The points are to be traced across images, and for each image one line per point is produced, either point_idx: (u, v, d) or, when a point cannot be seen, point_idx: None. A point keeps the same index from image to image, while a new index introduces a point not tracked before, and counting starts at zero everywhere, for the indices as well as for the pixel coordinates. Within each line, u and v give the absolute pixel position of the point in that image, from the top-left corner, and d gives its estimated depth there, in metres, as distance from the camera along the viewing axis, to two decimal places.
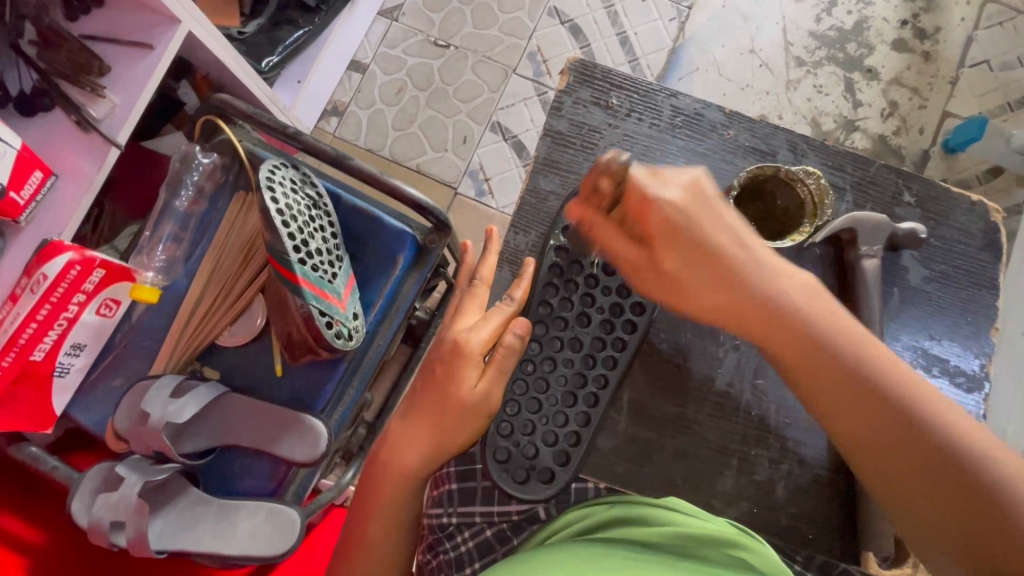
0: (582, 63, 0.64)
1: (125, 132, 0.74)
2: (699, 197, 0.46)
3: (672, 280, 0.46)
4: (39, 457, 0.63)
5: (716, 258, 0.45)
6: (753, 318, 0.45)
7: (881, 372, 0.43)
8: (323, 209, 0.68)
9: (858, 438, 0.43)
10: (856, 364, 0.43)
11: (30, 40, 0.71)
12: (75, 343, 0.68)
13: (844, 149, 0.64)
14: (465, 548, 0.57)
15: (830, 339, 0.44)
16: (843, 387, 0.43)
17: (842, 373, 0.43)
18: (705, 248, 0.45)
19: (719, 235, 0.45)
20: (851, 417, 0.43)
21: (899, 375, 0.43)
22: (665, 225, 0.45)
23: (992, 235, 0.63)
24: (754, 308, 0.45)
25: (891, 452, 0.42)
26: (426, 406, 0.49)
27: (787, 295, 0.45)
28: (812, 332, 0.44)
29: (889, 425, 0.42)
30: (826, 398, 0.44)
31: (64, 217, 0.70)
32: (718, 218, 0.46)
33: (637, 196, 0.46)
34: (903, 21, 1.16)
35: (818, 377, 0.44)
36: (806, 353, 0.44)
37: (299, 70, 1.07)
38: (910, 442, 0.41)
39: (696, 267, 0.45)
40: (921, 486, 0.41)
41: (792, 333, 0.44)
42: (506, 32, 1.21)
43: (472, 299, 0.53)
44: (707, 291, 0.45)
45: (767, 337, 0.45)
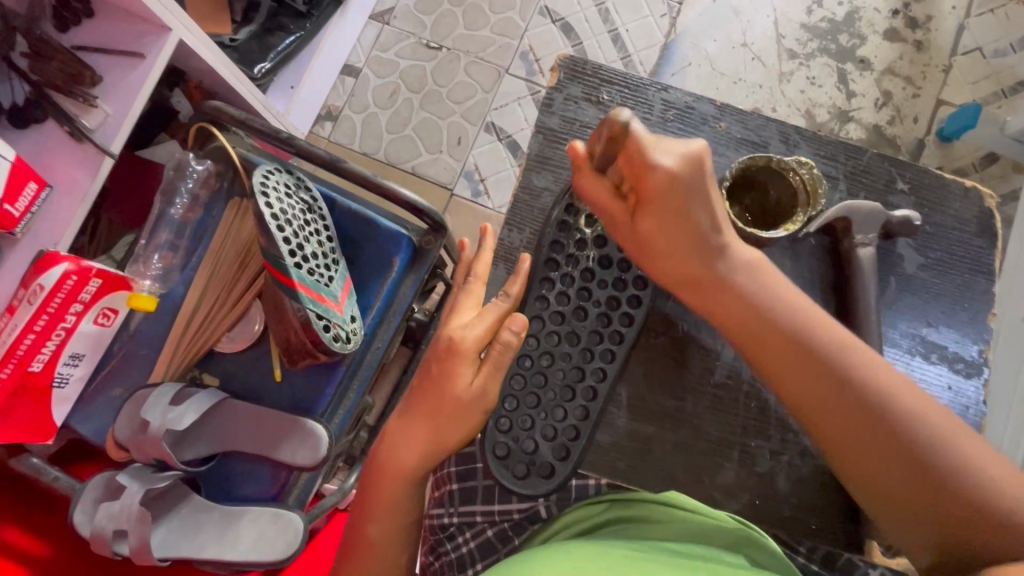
0: (572, 60, 0.64)
1: (120, 141, 0.74)
2: (694, 168, 0.44)
3: (642, 244, 0.49)
4: (40, 468, 0.63)
5: (689, 229, 0.47)
6: (711, 291, 0.48)
7: (830, 344, 0.46)
8: (318, 213, 0.68)
9: (810, 405, 0.45)
10: (802, 331, 0.46)
11: (22, 52, 0.72)
12: (74, 353, 0.68)
13: (836, 139, 0.63)
14: (467, 549, 0.57)
15: (785, 317, 0.47)
16: (800, 357, 0.46)
17: (791, 339, 0.46)
18: (682, 218, 0.46)
19: (699, 212, 0.46)
20: (809, 382, 0.45)
21: (855, 354, 0.45)
22: (655, 189, 0.44)
23: (987, 220, 0.62)
24: (705, 283, 0.48)
25: (841, 421, 0.44)
26: (423, 406, 0.49)
27: (733, 274, 0.48)
28: (762, 304, 0.47)
29: (848, 395, 0.44)
30: (778, 368, 0.46)
31: (60, 228, 0.70)
32: (705, 193, 0.45)
33: (639, 158, 0.42)
34: (894, 10, 1.16)
35: (767, 344, 0.47)
36: (751, 321, 0.47)
37: (292, 75, 1.07)
38: (856, 406, 0.44)
39: (669, 236, 0.47)
40: (873, 448, 0.43)
41: (744, 302, 0.47)
42: (498, 32, 1.21)
43: (467, 298, 0.53)
44: (664, 261, 0.49)
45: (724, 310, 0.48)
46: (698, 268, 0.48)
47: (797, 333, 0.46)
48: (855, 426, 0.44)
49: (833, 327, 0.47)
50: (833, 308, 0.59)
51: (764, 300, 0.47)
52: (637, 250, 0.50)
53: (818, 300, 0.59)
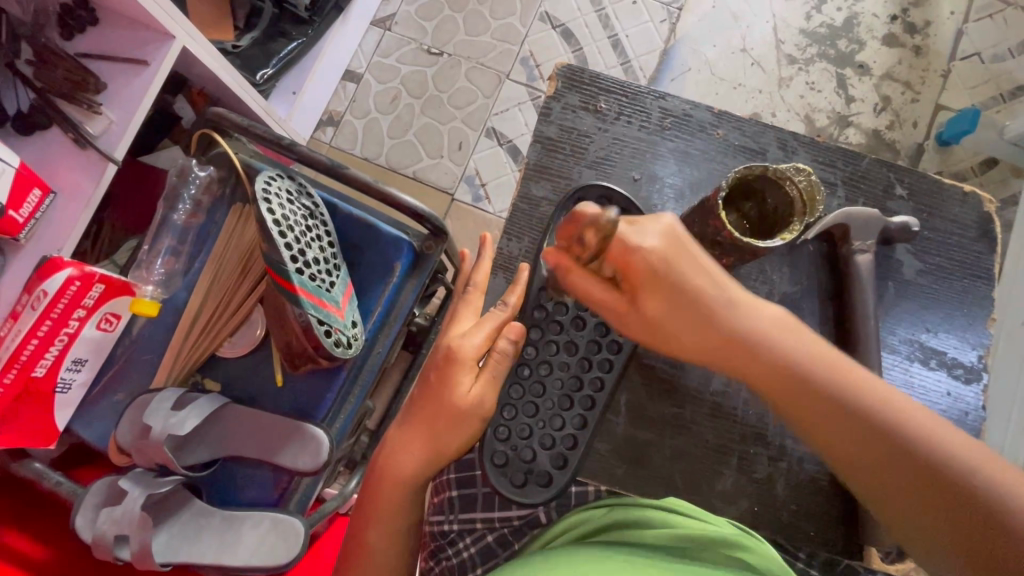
0: (571, 68, 0.64)
1: (123, 147, 0.75)
2: (676, 238, 0.45)
3: (656, 326, 0.47)
4: (43, 473, 0.64)
5: (700, 302, 0.45)
6: (745, 362, 0.45)
7: (875, 413, 0.42)
8: (319, 219, 0.69)
9: (868, 487, 0.42)
10: (838, 398, 0.42)
11: (27, 59, 0.73)
12: (77, 358, 0.69)
13: (834, 145, 0.64)
14: (468, 554, 0.57)
15: (826, 383, 0.43)
16: (850, 433, 0.42)
17: (807, 391, 0.43)
18: (682, 287, 0.45)
19: (696, 276, 0.45)
20: (860, 465, 0.42)
21: (901, 419, 0.41)
22: (645, 271, 0.45)
23: (985, 226, 0.63)
24: (741, 355, 0.45)
25: (873, 486, 0.42)
26: (424, 412, 0.49)
27: (763, 334, 0.45)
28: (775, 354, 0.44)
29: (902, 470, 0.40)
30: (829, 447, 0.43)
31: (63, 233, 0.71)
32: (700, 263, 0.45)
33: (619, 247, 0.45)
34: (893, 16, 1.17)
35: (791, 404, 0.44)
36: (770, 382, 0.44)
37: (294, 81, 1.08)
38: (885, 462, 0.41)
39: (675, 311, 0.46)
40: (933, 520, 0.39)
41: (757, 356, 0.44)
42: (498, 38, 1.21)
43: (467, 305, 0.53)
44: (675, 336, 0.46)
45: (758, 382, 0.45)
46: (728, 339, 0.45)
47: (817, 381, 0.43)
48: (895, 484, 0.41)
49: (853, 369, 0.43)
50: (832, 314, 0.59)
51: (778, 350, 0.44)
52: (655, 336, 0.48)
53: (818, 306, 0.60)
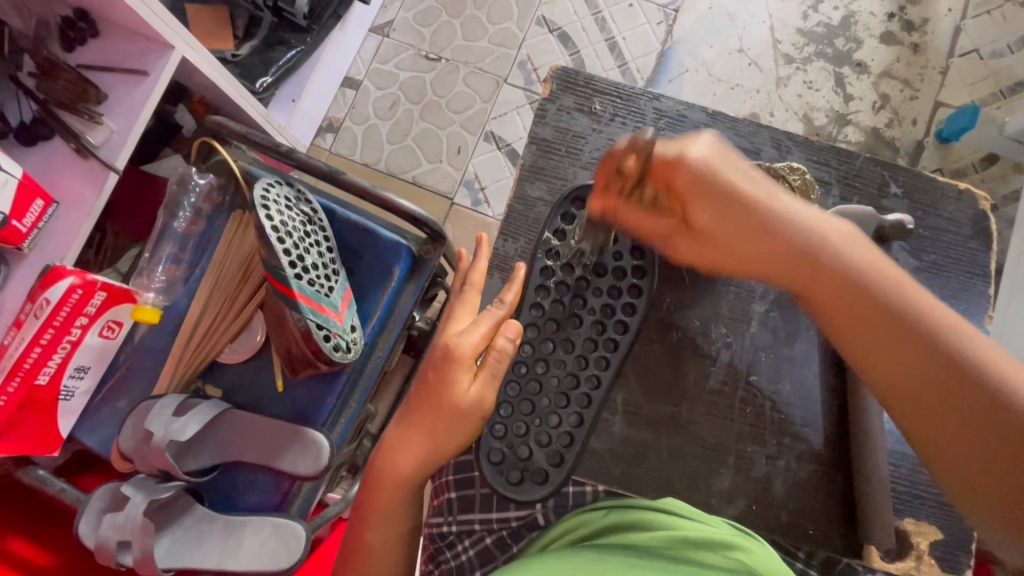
0: (565, 71, 0.65)
1: (124, 157, 0.76)
2: (719, 152, 0.48)
3: (708, 237, 0.49)
4: (46, 480, 0.65)
5: (744, 208, 0.47)
6: (791, 260, 0.47)
7: (907, 300, 0.44)
8: (318, 225, 0.69)
9: (889, 382, 0.44)
10: (875, 293, 0.44)
11: (30, 71, 0.75)
12: (79, 366, 0.69)
13: (829, 144, 0.64)
14: (466, 556, 0.57)
15: (867, 278, 0.45)
16: (879, 321, 0.44)
17: (844, 287, 0.45)
18: (726, 196, 0.47)
19: (741, 184, 0.47)
20: (875, 352, 0.44)
21: (928, 310, 0.43)
22: (687, 181, 0.47)
23: (981, 223, 0.62)
24: (793, 256, 0.47)
25: (892, 369, 0.43)
26: (421, 413, 0.49)
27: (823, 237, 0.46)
28: (814, 246, 0.46)
29: (923, 366, 0.42)
30: (858, 342, 0.45)
31: (65, 242, 0.72)
32: (737, 173, 0.47)
33: (662, 159, 0.47)
34: (890, 14, 1.17)
35: (829, 300, 0.46)
36: (807, 271, 0.46)
37: (293, 89, 1.09)
38: (915, 352, 0.42)
39: (720, 219, 0.48)
40: (936, 413, 0.41)
41: (792, 250, 0.47)
42: (496, 43, 1.22)
43: (463, 305, 0.53)
44: (717, 245, 0.49)
45: (799, 277, 0.47)
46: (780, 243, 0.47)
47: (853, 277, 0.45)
48: (912, 370, 0.43)
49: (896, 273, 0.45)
50: None
51: (813, 239, 0.46)
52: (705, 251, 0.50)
53: None
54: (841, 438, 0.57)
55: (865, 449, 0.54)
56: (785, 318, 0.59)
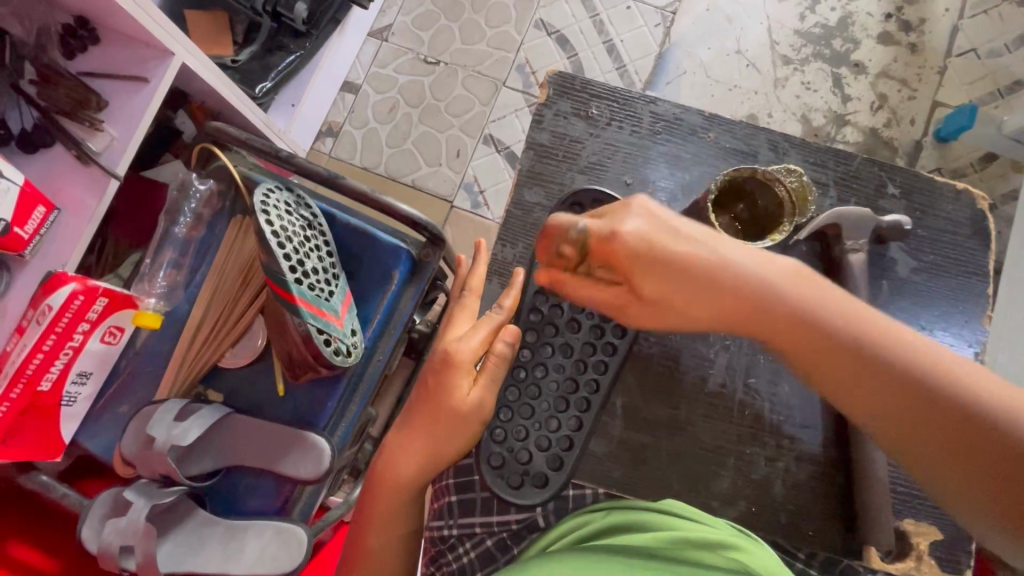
0: (562, 75, 0.65)
1: (125, 164, 0.76)
2: (651, 217, 0.45)
3: (667, 307, 0.45)
4: (49, 485, 0.65)
5: (695, 274, 0.44)
6: (756, 316, 0.44)
7: (872, 337, 0.42)
8: (318, 230, 0.70)
9: (888, 428, 0.42)
10: (842, 335, 0.42)
11: (31, 79, 0.75)
12: (81, 371, 0.70)
13: (825, 146, 0.64)
14: (467, 559, 0.57)
15: (831, 323, 0.43)
16: (856, 367, 0.42)
17: (813, 334, 0.43)
18: (671, 262, 0.44)
19: (682, 249, 0.44)
20: (861, 397, 0.42)
21: (897, 344, 0.41)
22: (626, 254, 0.44)
23: (979, 223, 0.63)
24: (761, 310, 0.44)
25: (884, 416, 0.42)
26: (421, 418, 0.49)
27: (782, 286, 0.44)
28: (772, 298, 0.43)
29: (915, 405, 0.40)
30: (844, 390, 0.43)
31: (66, 249, 0.72)
32: (675, 235, 0.44)
33: (597, 239, 0.45)
34: (887, 14, 1.17)
35: (802, 353, 0.43)
36: (777, 326, 0.44)
37: (292, 94, 1.09)
38: (898, 390, 0.41)
39: (671, 286, 0.44)
40: (944, 455, 0.40)
41: (755, 305, 0.44)
42: (494, 46, 1.23)
43: (463, 309, 0.53)
44: (680, 314, 0.45)
45: (772, 335, 0.44)
46: (749, 295, 0.44)
47: (813, 318, 0.43)
48: (904, 415, 0.41)
49: (852, 309, 0.43)
50: None
51: (771, 290, 0.44)
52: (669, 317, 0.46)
53: None
54: (840, 439, 0.57)
55: (864, 450, 0.54)
56: None
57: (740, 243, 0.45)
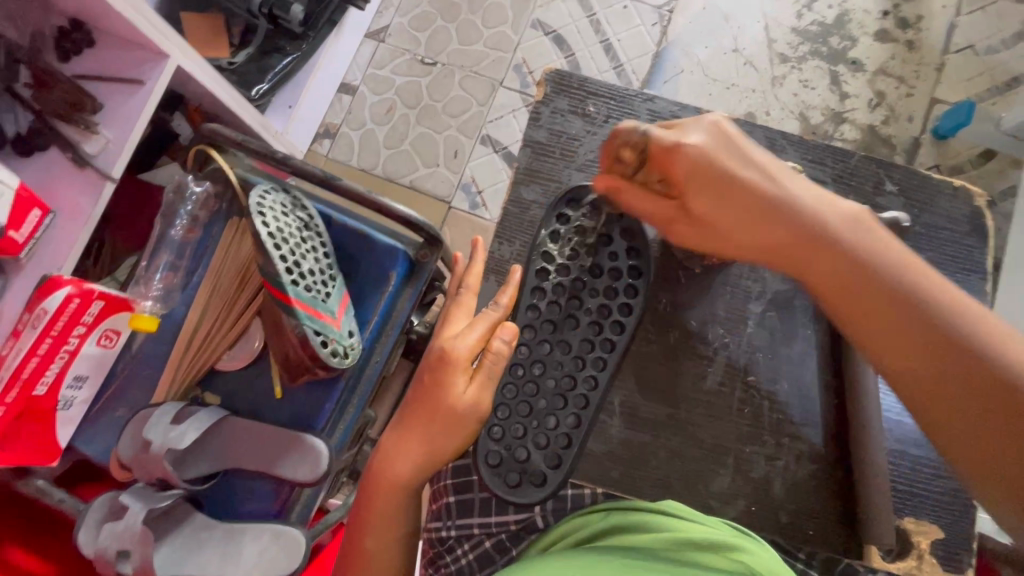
0: (558, 73, 0.65)
1: (120, 166, 0.76)
2: (722, 136, 0.48)
3: (705, 225, 0.49)
4: (45, 490, 0.65)
5: (740, 188, 0.47)
6: (790, 237, 0.46)
7: (907, 276, 0.43)
8: (315, 230, 0.69)
9: (883, 351, 0.43)
10: (878, 266, 0.44)
11: (25, 82, 0.75)
12: (77, 376, 0.70)
13: (823, 142, 0.64)
14: (465, 560, 0.57)
15: (871, 256, 0.44)
16: (878, 293, 0.43)
17: (847, 260, 0.45)
18: (723, 180, 0.47)
19: (740, 167, 0.47)
20: (870, 323, 0.43)
21: (934, 286, 0.43)
22: (685, 169, 0.48)
23: (977, 219, 0.62)
24: (798, 235, 0.46)
25: (889, 337, 0.42)
26: (417, 417, 0.49)
27: (827, 217, 0.46)
28: (816, 225, 0.46)
29: (921, 337, 0.41)
30: (853, 311, 0.44)
31: (62, 252, 0.72)
32: (736, 158, 0.48)
33: (661, 147, 0.48)
34: (885, 11, 1.17)
35: (824, 276, 0.45)
36: (810, 250, 0.46)
37: (290, 96, 1.08)
38: (911, 319, 0.42)
39: (714, 203, 0.48)
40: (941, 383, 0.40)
41: (794, 230, 0.46)
42: (491, 46, 1.22)
43: (459, 308, 0.53)
44: (712, 229, 0.48)
45: (799, 257, 0.46)
46: (783, 219, 0.46)
47: (855, 251, 0.45)
48: (910, 341, 0.42)
49: (904, 253, 0.45)
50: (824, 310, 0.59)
51: (817, 219, 0.46)
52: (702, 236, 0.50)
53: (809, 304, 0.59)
54: (840, 437, 0.57)
55: (864, 447, 0.54)
56: (782, 318, 0.59)
57: (801, 180, 0.48)
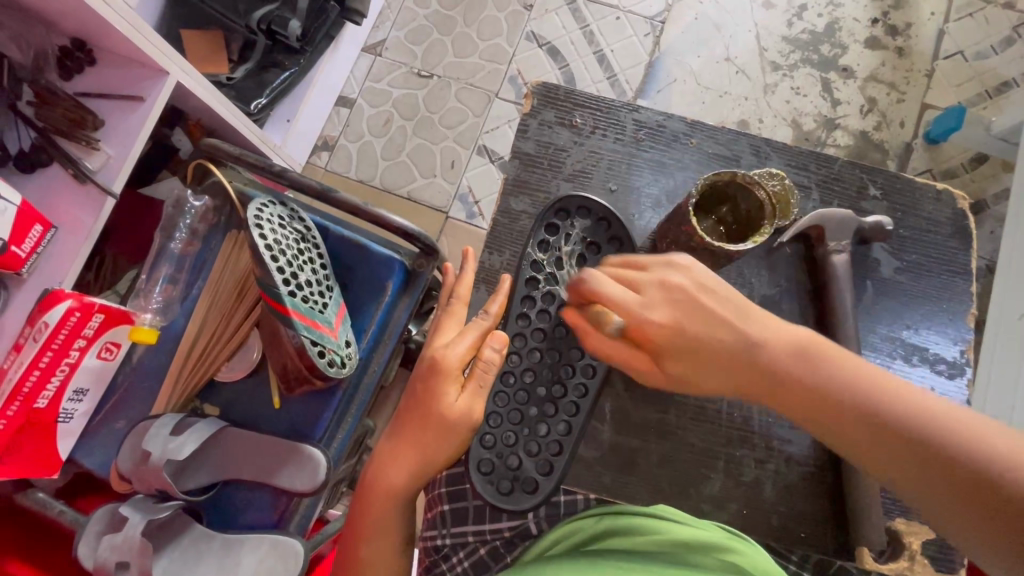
0: (546, 86, 0.66)
1: (121, 181, 0.77)
2: (666, 285, 0.46)
3: (681, 377, 0.47)
4: (45, 503, 0.66)
5: (699, 340, 0.45)
6: (762, 384, 0.45)
7: (885, 402, 0.42)
8: (311, 242, 0.70)
9: (895, 484, 0.42)
10: (855, 403, 0.42)
11: (28, 100, 0.76)
12: (78, 389, 0.70)
13: (808, 149, 0.65)
14: (461, 568, 0.58)
15: (844, 392, 0.43)
16: (866, 429, 0.42)
17: (815, 400, 0.44)
18: (684, 332, 0.46)
19: (694, 319, 0.46)
20: (871, 459, 0.42)
21: (910, 402, 0.41)
22: (645, 321, 0.46)
23: (962, 223, 0.63)
24: (770, 379, 0.45)
25: (895, 474, 0.41)
26: (410, 427, 0.49)
27: (787, 356, 0.45)
28: (783, 367, 0.44)
29: (923, 467, 0.40)
30: (848, 448, 0.43)
31: (63, 267, 0.73)
32: (694, 300, 0.46)
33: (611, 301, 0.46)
34: (874, 19, 1.18)
35: (811, 420, 0.44)
36: (788, 398, 0.44)
37: (287, 109, 1.10)
38: (904, 451, 0.41)
39: (684, 353, 0.46)
40: (956, 509, 0.39)
41: (764, 373, 0.45)
42: (487, 58, 1.24)
43: (450, 318, 0.54)
44: (691, 381, 0.47)
45: (779, 403, 0.45)
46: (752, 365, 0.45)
47: (827, 387, 0.43)
48: (912, 471, 0.41)
49: (874, 374, 0.43)
50: (811, 314, 0.60)
51: (780, 359, 0.45)
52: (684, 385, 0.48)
53: (797, 308, 0.60)
54: None
55: None
56: None
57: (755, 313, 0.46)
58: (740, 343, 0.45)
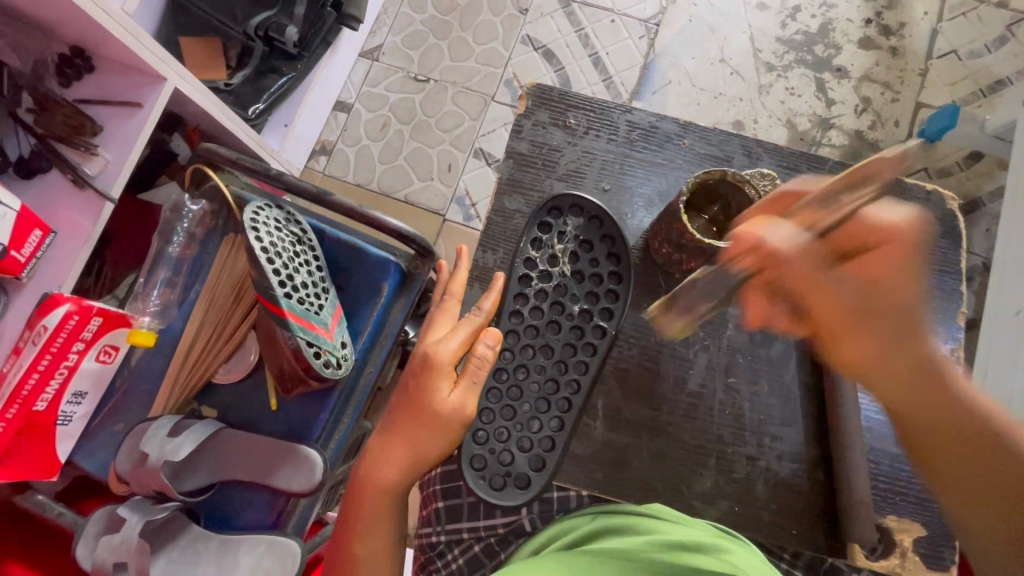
0: (540, 88, 0.67)
1: (118, 187, 0.78)
2: (911, 233, 0.48)
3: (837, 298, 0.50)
4: (45, 504, 0.67)
5: (889, 281, 0.48)
6: (903, 343, 0.49)
7: (990, 413, 0.47)
8: (308, 244, 0.71)
9: (935, 457, 0.49)
10: (961, 394, 0.48)
11: (28, 108, 0.78)
12: (77, 391, 0.71)
13: (796, 148, 0.65)
14: (456, 565, 0.58)
15: (961, 389, 0.48)
16: (960, 415, 0.48)
17: (926, 374, 0.49)
18: (880, 267, 0.48)
19: (896, 267, 0.49)
20: (930, 431, 0.49)
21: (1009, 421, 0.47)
22: (863, 237, 0.48)
23: (950, 220, 0.63)
24: (909, 345, 0.49)
25: (951, 451, 0.48)
26: (403, 422, 0.50)
27: (931, 341, 0.49)
28: (925, 343, 0.49)
29: (988, 457, 0.46)
30: (923, 414, 0.49)
31: (62, 271, 0.74)
32: (920, 258, 0.48)
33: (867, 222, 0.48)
34: (867, 20, 1.19)
35: (910, 385, 0.49)
36: (918, 361, 0.49)
37: (285, 114, 1.11)
38: (982, 445, 0.46)
39: (859, 285, 0.49)
40: (985, 495, 0.46)
41: (910, 333, 0.49)
42: (483, 62, 1.25)
43: (444, 314, 0.55)
44: (840, 313, 0.50)
45: (899, 358, 0.50)
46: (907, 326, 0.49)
47: (948, 376, 0.49)
48: (966, 457, 0.47)
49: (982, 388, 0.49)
50: None
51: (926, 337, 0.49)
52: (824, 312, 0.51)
53: None
54: (822, 436, 0.58)
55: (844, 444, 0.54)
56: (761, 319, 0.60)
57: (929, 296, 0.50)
58: (908, 306, 0.49)
